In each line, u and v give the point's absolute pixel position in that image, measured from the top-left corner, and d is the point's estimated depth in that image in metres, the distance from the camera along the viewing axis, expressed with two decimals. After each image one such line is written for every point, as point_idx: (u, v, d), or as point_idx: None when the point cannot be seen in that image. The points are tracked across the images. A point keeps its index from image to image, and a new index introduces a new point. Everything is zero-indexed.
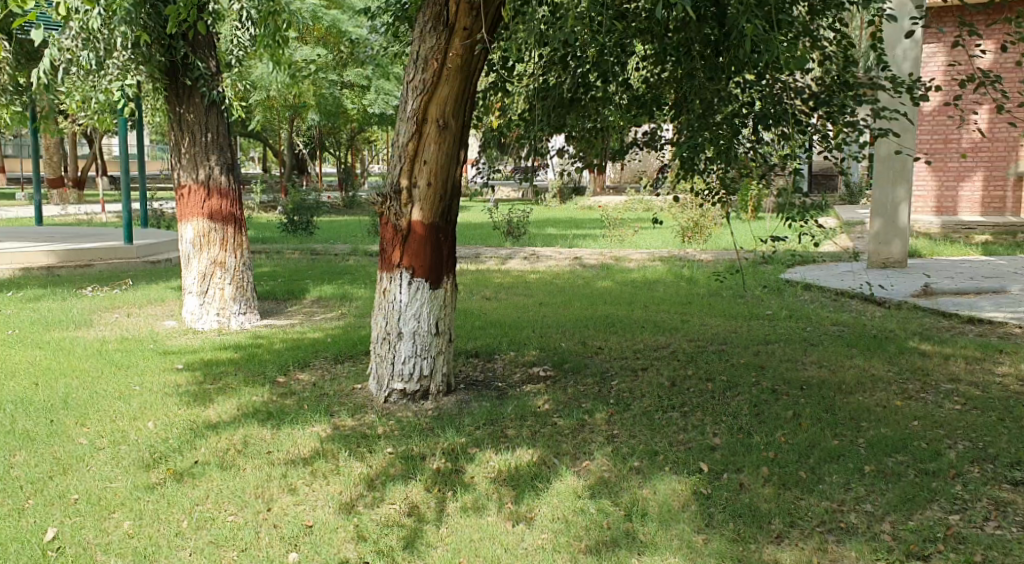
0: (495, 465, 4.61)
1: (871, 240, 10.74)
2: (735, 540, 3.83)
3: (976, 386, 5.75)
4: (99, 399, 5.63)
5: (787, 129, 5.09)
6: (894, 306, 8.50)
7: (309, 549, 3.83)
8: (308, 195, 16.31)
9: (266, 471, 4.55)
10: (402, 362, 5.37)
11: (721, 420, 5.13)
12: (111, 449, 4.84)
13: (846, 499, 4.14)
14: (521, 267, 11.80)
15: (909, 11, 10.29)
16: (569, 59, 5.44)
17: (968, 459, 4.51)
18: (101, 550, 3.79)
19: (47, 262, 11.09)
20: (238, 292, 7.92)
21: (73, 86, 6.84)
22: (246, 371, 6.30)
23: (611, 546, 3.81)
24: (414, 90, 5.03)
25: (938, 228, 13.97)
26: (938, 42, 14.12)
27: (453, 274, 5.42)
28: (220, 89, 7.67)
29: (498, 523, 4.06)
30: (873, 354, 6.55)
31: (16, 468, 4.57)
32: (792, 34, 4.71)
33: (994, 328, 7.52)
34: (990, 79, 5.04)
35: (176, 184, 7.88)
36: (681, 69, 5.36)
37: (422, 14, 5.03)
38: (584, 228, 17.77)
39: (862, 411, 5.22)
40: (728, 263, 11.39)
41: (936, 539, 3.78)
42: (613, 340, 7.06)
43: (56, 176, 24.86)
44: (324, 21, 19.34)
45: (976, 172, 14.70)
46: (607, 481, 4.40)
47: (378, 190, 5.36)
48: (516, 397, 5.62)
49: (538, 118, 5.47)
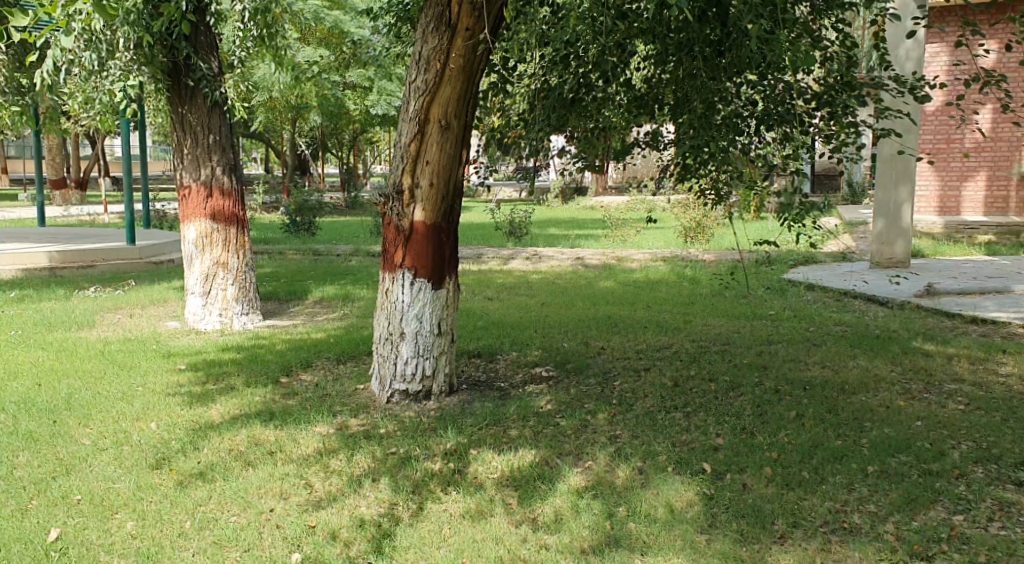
0: (498, 465, 4.61)
1: (873, 240, 10.72)
2: (738, 541, 3.83)
3: (980, 386, 5.74)
4: (102, 400, 5.64)
5: (789, 129, 5.11)
6: (896, 305, 8.50)
7: (311, 550, 3.82)
8: (309, 196, 16.33)
9: (269, 471, 4.56)
10: (404, 362, 5.38)
11: (724, 421, 5.13)
12: (114, 449, 4.84)
13: (850, 499, 4.14)
14: (523, 268, 11.81)
15: (911, 10, 10.29)
16: (569, 59, 5.50)
17: (971, 459, 4.50)
18: (104, 550, 3.80)
19: (48, 264, 11.07)
20: (241, 293, 7.93)
21: (76, 87, 7.01)
22: (249, 371, 6.31)
23: (613, 546, 3.81)
24: (416, 90, 5.03)
25: (941, 228, 13.95)
26: (940, 42, 14.14)
27: (455, 274, 5.42)
28: (222, 89, 7.67)
29: (501, 523, 4.05)
30: (876, 354, 6.55)
31: (18, 469, 4.57)
32: (794, 33, 4.75)
33: (997, 328, 7.51)
34: (995, 78, 4.98)
35: (178, 184, 7.89)
36: (682, 69, 5.38)
37: (424, 14, 5.02)
38: (586, 228, 17.86)
39: (865, 412, 5.21)
40: (730, 263, 11.38)
41: (939, 540, 3.77)
42: (616, 340, 7.06)
43: (59, 177, 24.83)
44: (326, 22, 19.34)
45: (979, 172, 14.68)
46: (610, 482, 4.39)
47: (380, 189, 5.37)
48: (518, 397, 5.62)
49: (539, 119, 5.48)
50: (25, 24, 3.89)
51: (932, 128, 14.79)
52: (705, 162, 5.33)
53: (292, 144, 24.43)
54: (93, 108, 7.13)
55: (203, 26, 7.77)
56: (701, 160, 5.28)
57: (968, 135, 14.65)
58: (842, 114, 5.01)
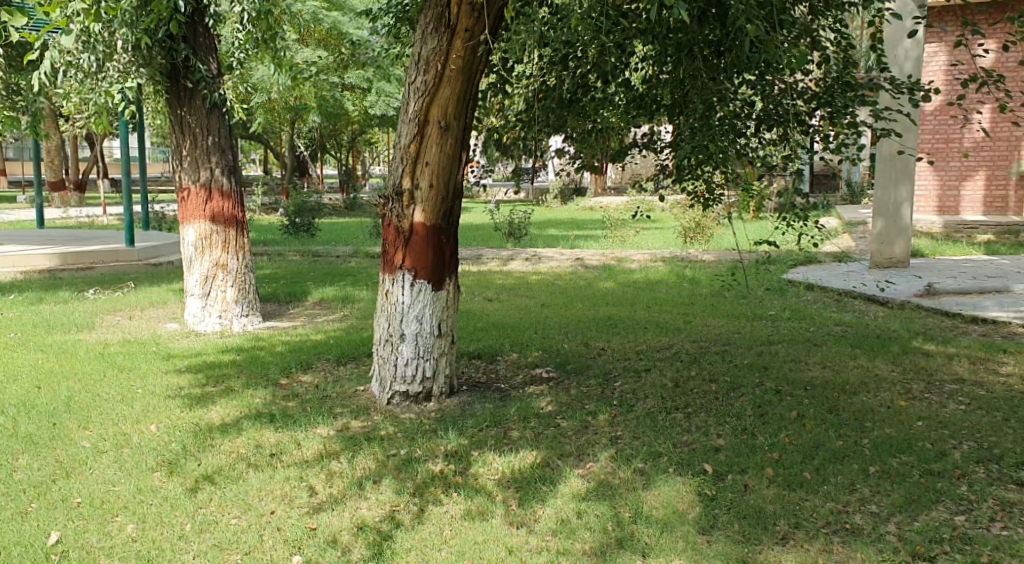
0: (499, 467, 4.60)
1: (874, 240, 10.69)
2: (740, 542, 3.82)
3: (980, 385, 5.75)
4: (101, 403, 5.62)
5: (788, 130, 5.12)
6: (896, 306, 8.50)
7: (312, 553, 3.82)
8: (309, 198, 16.32)
9: (271, 474, 4.55)
10: (404, 364, 5.36)
11: (725, 422, 5.12)
12: (114, 452, 4.83)
13: (852, 501, 4.13)
14: (523, 268, 11.84)
15: (910, 11, 10.27)
16: (569, 60, 5.49)
17: (973, 460, 4.49)
18: (104, 554, 3.78)
19: (48, 266, 11.06)
20: (241, 295, 7.91)
21: (68, 88, 6.74)
22: (249, 373, 6.30)
23: (616, 548, 3.79)
24: (415, 91, 5.02)
25: (941, 228, 14.14)
26: (939, 42, 14.19)
27: (455, 275, 5.41)
28: (221, 90, 7.66)
29: (502, 525, 4.04)
30: (877, 353, 6.55)
31: (18, 472, 4.56)
32: (793, 33, 4.78)
33: (998, 327, 7.51)
34: (993, 78, 4.97)
35: (177, 186, 7.88)
36: (681, 70, 5.35)
37: (423, 16, 5.02)
38: (585, 229, 17.89)
39: (866, 412, 5.21)
40: (730, 263, 11.39)
41: (941, 541, 3.76)
42: (616, 341, 7.06)
43: (58, 178, 24.93)
44: (324, 23, 19.43)
45: (978, 172, 14.67)
46: (610, 484, 4.38)
47: (380, 191, 5.36)
48: (518, 398, 5.62)
49: (537, 119, 5.49)
50: (24, 24, 3.68)
51: (931, 128, 14.80)
52: (705, 163, 5.34)
53: (291, 146, 24.48)
54: (88, 111, 6.82)
55: (202, 28, 7.76)
56: (700, 161, 5.27)
57: (967, 135, 14.64)
58: (841, 113, 5.01)
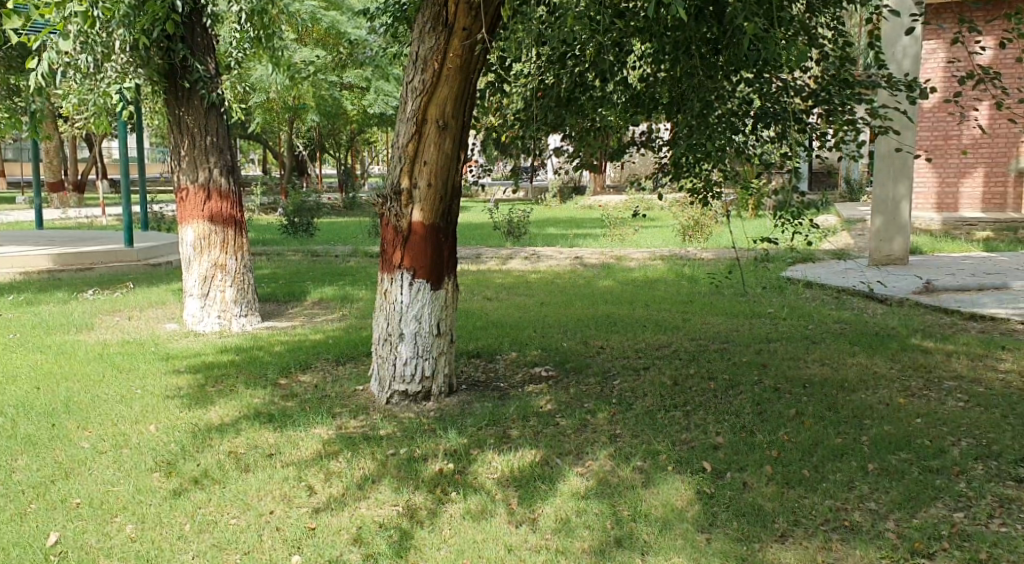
0: (498, 466, 4.61)
1: (872, 238, 10.69)
2: (738, 540, 3.82)
3: (979, 382, 5.75)
4: (100, 403, 5.62)
5: (786, 128, 5.15)
6: (896, 303, 8.50)
7: (311, 552, 3.82)
8: (308, 197, 16.30)
9: (270, 474, 4.55)
10: (403, 363, 5.36)
11: (724, 420, 5.12)
12: (113, 453, 4.83)
13: (850, 498, 4.13)
14: (522, 267, 11.83)
15: (908, 7, 10.28)
16: (566, 59, 5.43)
17: (972, 456, 4.50)
18: (103, 554, 3.78)
19: (46, 266, 11.06)
20: (240, 295, 7.92)
21: (67, 89, 6.81)
22: (247, 373, 6.30)
23: (615, 546, 3.79)
24: (414, 90, 5.02)
25: (939, 225, 14.44)
26: (938, 39, 14.20)
27: (454, 274, 5.41)
28: (219, 90, 7.67)
29: (501, 524, 4.05)
30: (876, 350, 6.55)
31: (18, 472, 4.57)
32: (790, 32, 4.77)
33: (997, 324, 7.52)
34: (990, 76, 4.98)
35: (176, 186, 7.88)
36: (678, 67, 5.25)
37: (421, 15, 5.03)
38: (585, 228, 17.72)
39: (865, 409, 5.21)
40: (729, 261, 11.38)
41: (940, 537, 3.76)
42: (615, 340, 7.05)
43: (57, 179, 24.95)
44: (323, 22, 19.48)
45: (977, 168, 14.65)
46: (609, 482, 4.38)
47: (379, 190, 5.35)
48: (517, 397, 5.62)
49: (536, 118, 5.47)
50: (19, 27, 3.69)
51: (930, 125, 14.85)
52: (704, 160, 5.35)
53: (289, 145, 24.47)
54: (87, 112, 6.85)
55: (200, 28, 7.75)
56: (699, 157, 5.30)
57: (966, 131, 14.66)
58: (840, 111, 5.04)
